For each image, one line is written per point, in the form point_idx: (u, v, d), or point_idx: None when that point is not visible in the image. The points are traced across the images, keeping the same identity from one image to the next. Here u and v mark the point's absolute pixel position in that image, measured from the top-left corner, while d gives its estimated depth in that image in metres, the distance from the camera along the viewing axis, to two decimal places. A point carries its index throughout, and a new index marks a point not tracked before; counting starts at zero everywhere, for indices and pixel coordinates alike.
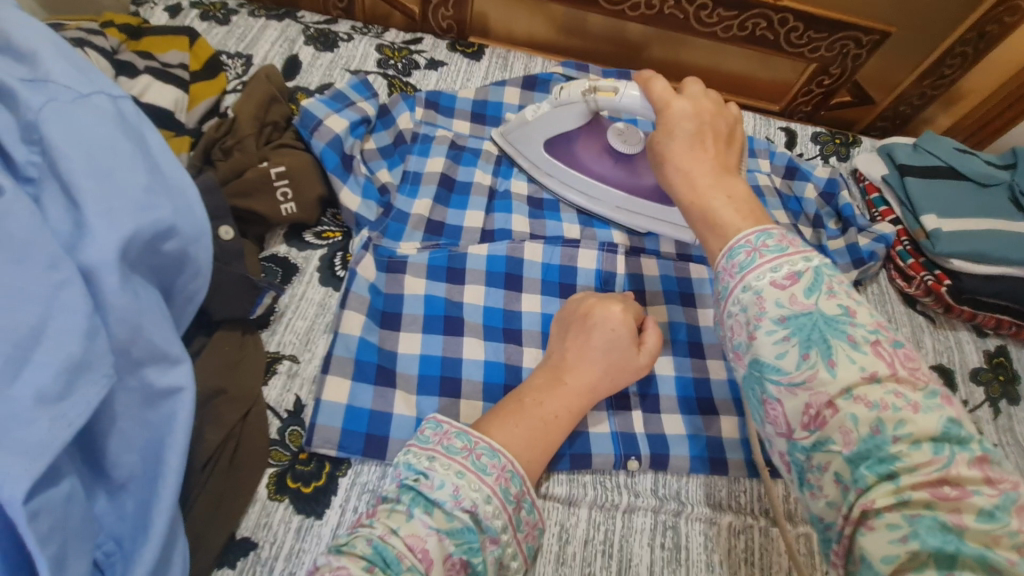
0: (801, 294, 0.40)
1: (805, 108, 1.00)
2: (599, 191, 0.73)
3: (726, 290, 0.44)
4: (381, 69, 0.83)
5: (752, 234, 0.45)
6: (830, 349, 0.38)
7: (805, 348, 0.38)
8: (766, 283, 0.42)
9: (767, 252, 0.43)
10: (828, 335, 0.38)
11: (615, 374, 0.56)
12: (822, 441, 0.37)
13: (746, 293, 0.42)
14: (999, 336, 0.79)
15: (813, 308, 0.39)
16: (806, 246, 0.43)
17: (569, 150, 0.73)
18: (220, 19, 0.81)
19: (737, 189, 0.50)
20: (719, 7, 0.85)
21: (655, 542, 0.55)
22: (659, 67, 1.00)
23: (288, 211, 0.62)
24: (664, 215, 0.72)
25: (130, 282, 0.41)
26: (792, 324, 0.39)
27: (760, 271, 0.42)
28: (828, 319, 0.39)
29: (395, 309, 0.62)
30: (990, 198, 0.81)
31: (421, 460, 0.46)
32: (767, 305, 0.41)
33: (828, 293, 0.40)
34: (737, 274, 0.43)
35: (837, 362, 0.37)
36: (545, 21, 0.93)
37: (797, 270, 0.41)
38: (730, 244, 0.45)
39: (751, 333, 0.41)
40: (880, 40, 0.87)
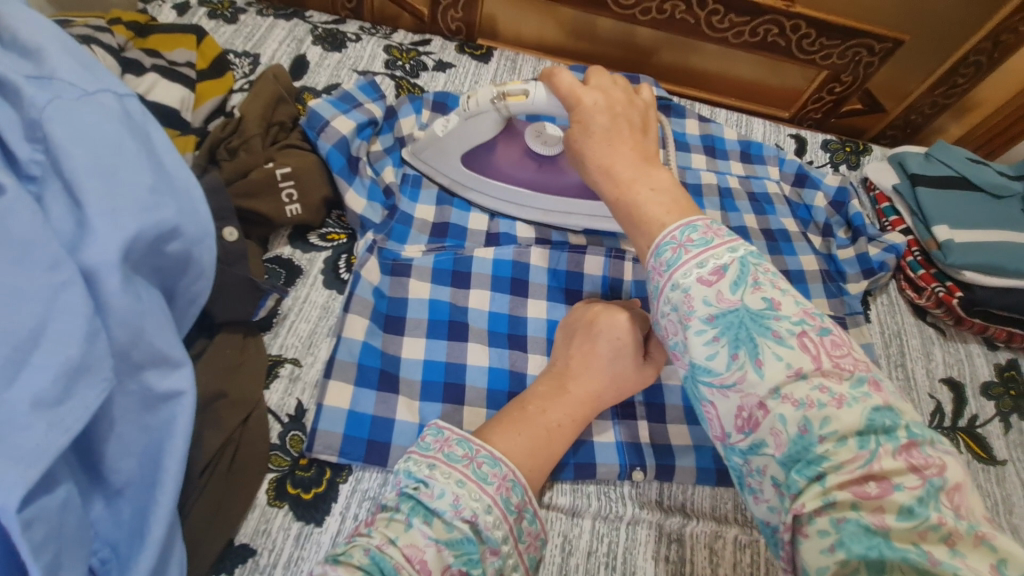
0: (726, 289, 0.39)
1: (815, 116, 0.99)
2: (529, 198, 0.69)
3: (657, 288, 0.43)
4: (389, 70, 0.82)
5: (678, 229, 0.44)
6: (757, 347, 0.37)
7: (733, 347, 0.37)
8: (693, 280, 0.41)
9: (692, 247, 0.42)
10: (755, 333, 0.37)
11: (620, 384, 0.55)
12: (755, 445, 0.36)
13: (676, 291, 0.41)
14: (1010, 349, 0.78)
15: (739, 303, 0.38)
16: (732, 237, 0.42)
17: (488, 162, 0.68)
18: (228, 18, 0.81)
19: (660, 179, 0.50)
20: (731, 12, 0.84)
21: (659, 555, 0.54)
22: (668, 71, 0.99)
23: (293, 213, 0.62)
24: (600, 211, 0.69)
25: (132, 283, 0.40)
26: (720, 322, 0.38)
27: (687, 268, 0.41)
28: (754, 314, 0.38)
29: (400, 313, 0.61)
30: (1003, 210, 0.80)
31: (422, 469, 0.46)
32: (696, 303, 0.40)
33: (754, 286, 0.39)
34: (665, 271, 0.42)
35: (763, 361, 0.36)
36: (554, 24, 0.93)
37: (722, 263, 0.40)
38: (657, 242, 0.45)
39: (682, 332, 0.40)
40: (893, 48, 0.86)
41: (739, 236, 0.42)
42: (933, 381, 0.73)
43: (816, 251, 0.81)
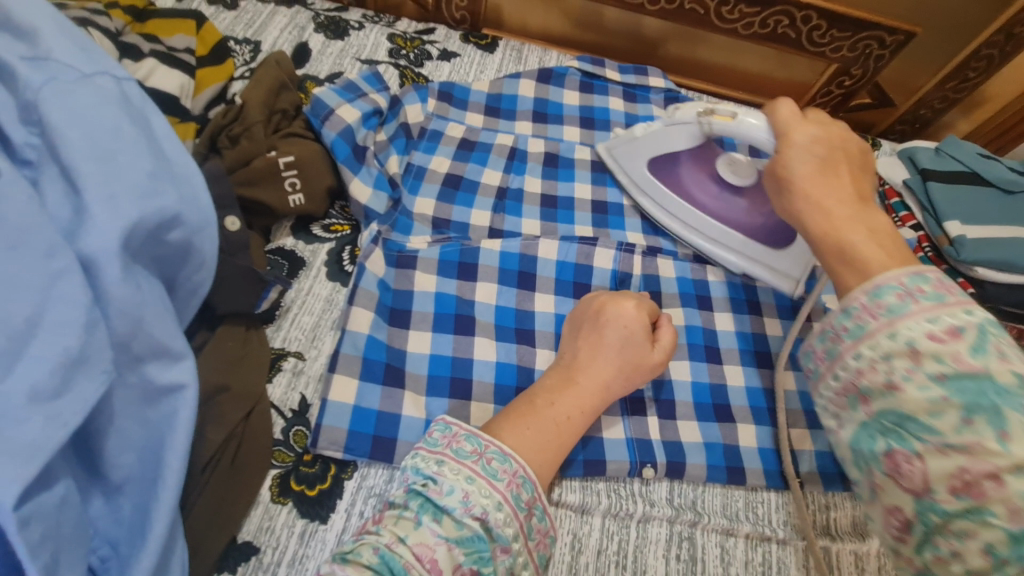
0: (966, 353, 0.35)
1: (822, 110, 0.98)
2: (699, 220, 0.70)
3: (866, 330, 0.40)
4: (393, 58, 0.81)
5: (904, 276, 0.40)
6: (1005, 421, 0.33)
7: (970, 413, 0.33)
8: (919, 334, 0.37)
9: (924, 298, 0.39)
10: (1003, 404, 0.33)
11: (624, 377, 0.54)
12: (976, 511, 0.32)
13: (894, 342, 0.38)
14: None
15: (983, 369, 0.34)
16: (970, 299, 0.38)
17: (673, 172, 0.71)
18: (228, 4, 0.79)
19: (878, 223, 0.47)
20: (740, 3, 0.83)
21: (670, 554, 0.54)
22: (675, 64, 0.97)
23: (296, 203, 0.60)
24: (763, 256, 0.68)
25: (132, 272, 0.38)
26: (954, 384, 0.35)
27: (915, 319, 0.38)
28: (1002, 386, 0.34)
29: (405, 306, 0.60)
30: (1016, 204, 0.79)
31: (430, 465, 0.45)
32: (924, 360, 0.36)
33: (1001, 357, 0.35)
34: (883, 316, 0.39)
35: (1012, 436, 0.32)
36: (560, 15, 0.91)
37: (961, 325, 0.37)
38: (875, 282, 0.41)
39: (899, 382, 0.37)
40: (905, 41, 0.85)
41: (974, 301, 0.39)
42: None
43: None
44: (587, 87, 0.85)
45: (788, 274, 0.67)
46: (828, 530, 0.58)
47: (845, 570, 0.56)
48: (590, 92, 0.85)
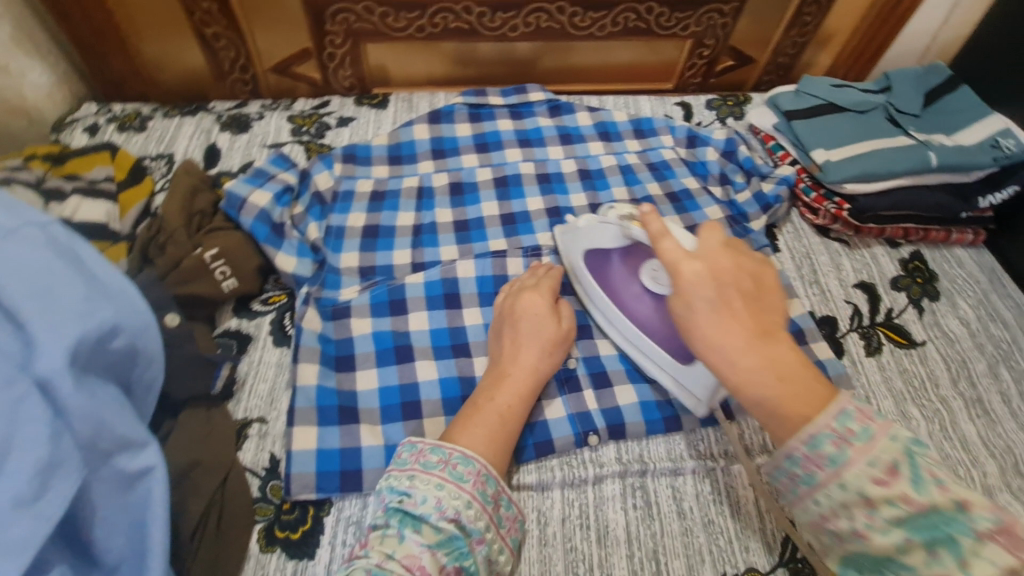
0: (911, 491, 0.39)
1: (695, 80, 1.08)
2: (618, 319, 0.68)
3: (816, 480, 0.43)
4: (296, 137, 0.89)
5: (834, 418, 0.42)
6: (961, 549, 0.37)
7: (931, 547, 0.38)
8: (865, 481, 0.41)
9: (856, 440, 0.41)
10: (954, 533, 0.38)
11: (551, 349, 0.65)
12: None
13: (846, 492, 0.41)
14: (911, 243, 0.88)
15: (929, 505, 0.39)
16: (887, 421, 0.42)
17: (604, 269, 0.70)
18: (137, 127, 0.86)
19: (784, 361, 0.45)
20: (588, 11, 0.92)
21: (627, 505, 0.60)
22: (554, 75, 1.06)
23: (230, 287, 0.67)
24: (671, 367, 0.64)
25: (85, 383, 0.44)
26: (911, 526, 0.39)
27: (856, 467, 0.41)
28: (949, 518, 0.38)
29: (348, 351, 0.67)
30: (871, 120, 0.88)
31: (403, 481, 0.51)
32: (879, 505, 0.40)
33: (939, 486, 0.39)
34: (829, 468, 0.42)
35: (971, 564, 0.36)
36: (440, 58, 0.99)
37: (895, 461, 0.40)
38: (810, 431, 0.43)
39: (861, 529, 0.41)
40: (740, 6, 0.96)
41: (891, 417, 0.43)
42: (847, 288, 0.82)
43: (719, 202, 0.88)
44: (475, 117, 0.94)
45: (694, 394, 0.62)
46: (766, 447, 0.65)
47: None
48: (479, 121, 0.94)
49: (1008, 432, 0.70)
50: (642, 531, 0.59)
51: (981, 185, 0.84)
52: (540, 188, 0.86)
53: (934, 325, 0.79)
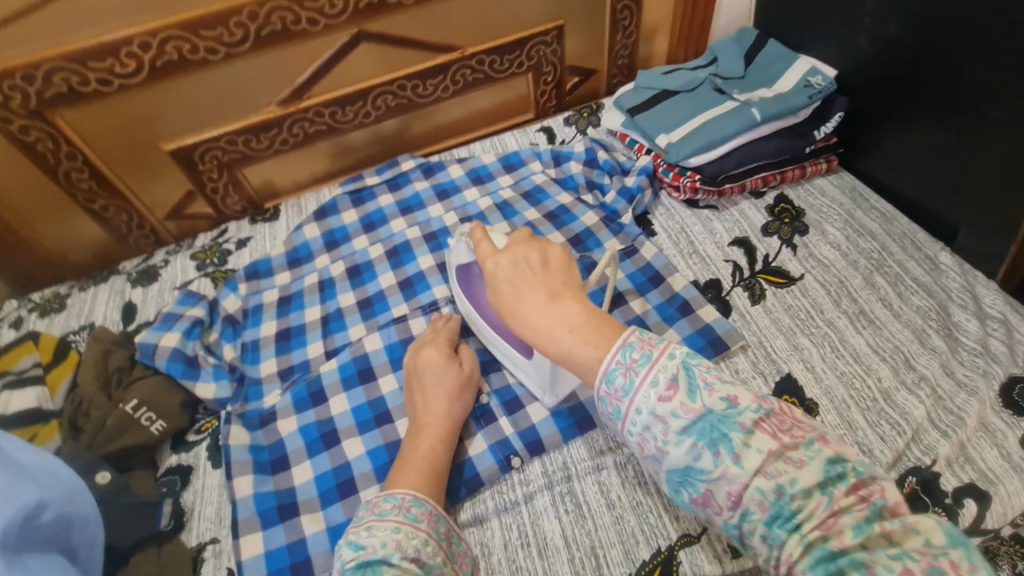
0: (687, 400, 0.45)
1: (551, 103, 1.17)
2: (483, 327, 0.74)
3: (621, 412, 0.48)
4: (201, 270, 0.96)
5: (618, 353, 0.48)
6: (732, 443, 0.43)
7: (712, 446, 0.44)
8: (653, 400, 0.46)
9: (638, 367, 0.47)
10: (725, 430, 0.44)
11: (458, 395, 0.70)
12: (744, 514, 0.43)
13: (643, 415, 0.46)
14: (774, 189, 0.95)
15: (703, 409, 0.45)
16: (664, 345, 0.48)
17: (469, 281, 0.75)
18: (57, 308, 0.93)
19: (571, 314, 0.51)
20: (426, 81, 1.01)
21: (560, 512, 0.65)
22: (426, 139, 1.13)
23: (160, 428, 0.72)
24: (524, 367, 0.71)
25: (18, 561, 0.49)
26: (693, 431, 0.45)
27: (643, 391, 0.46)
28: (719, 417, 0.45)
29: (281, 453, 0.72)
30: (700, 96, 0.97)
31: (360, 535, 0.53)
32: (668, 421, 0.45)
33: (708, 390, 0.46)
34: (625, 398, 0.47)
35: (740, 454, 0.43)
36: (320, 158, 1.05)
37: (672, 376, 0.46)
38: (604, 369, 0.48)
39: (662, 445, 0.46)
40: (559, 33, 1.05)
41: (667, 340, 0.49)
42: (723, 249, 0.88)
43: (593, 207, 0.95)
44: (358, 201, 1.02)
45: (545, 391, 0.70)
46: None
47: None
48: (363, 203, 1.02)
49: (894, 333, 0.75)
50: (577, 531, 0.63)
51: (811, 121, 0.91)
52: (428, 247, 0.93)
53: (808, 257, 0.85)
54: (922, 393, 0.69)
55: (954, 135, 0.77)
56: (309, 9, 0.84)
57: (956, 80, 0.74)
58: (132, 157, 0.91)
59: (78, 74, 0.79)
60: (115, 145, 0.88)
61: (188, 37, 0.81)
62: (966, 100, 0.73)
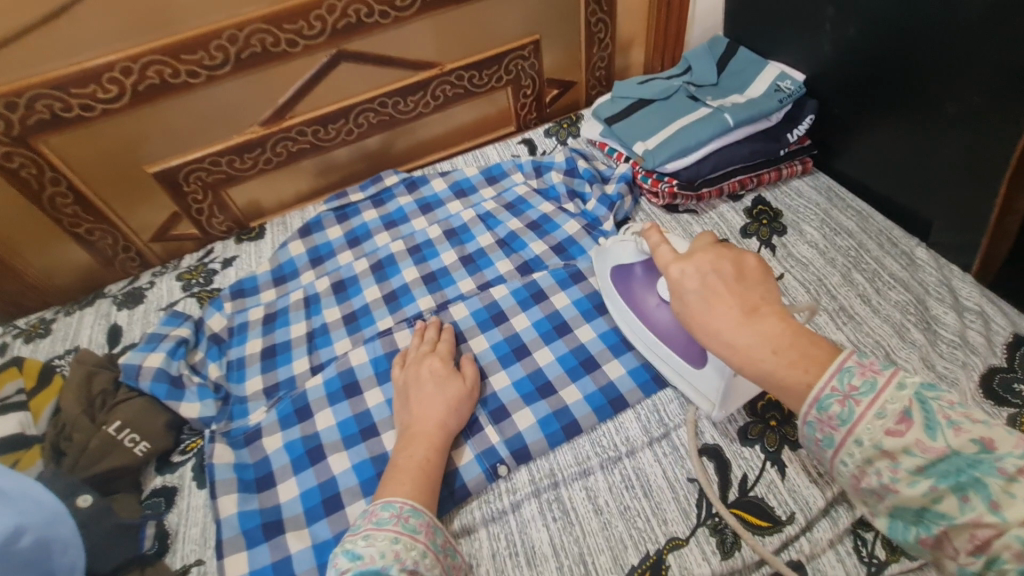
0: (925, 437, 0.42)
1: (531, 116, 1.19)
2: (639, 328, 0.74)
3: (835, 441, 0.45)
4: (187, 291, 0.96)
5: (835, 376, 0.46)
6: (988, 489, 0.39)
7: (960, 491, 0.40)
8: (878, 433, 0.43)
9: (860, 396, 0.45)
10: (978, 473, 0.40)
11: (456, 404, 0.70)
12: (992, 562, 0.38)
13: (864, 448, 0.44)
14: (752, 192, 0.96)
15: (947, 449, 0.41)
16: (892, 372, 0.45)
17: (628, 279, 0.76)
18: (42, 333, 0.93)
19: (770, 330, 0.50)
20: (405, 97, 1.03)
21: (548, 520, 0.64)
22: (409, 155, 1.14)
23: (144, 449, 0.72)
24: (684, 370, 0.69)
25: None
26: (933, 472, 0.41)
27: (867, 421, 0.44)
28: (971, 460, 0.41)
29: (266, 470, 0.71)
30: (676, 103, 0.99)
31: (357, 543, 0.54)
32: (899, 456, 0.42)
33: (953, 428, 0.42)
34: (841, 427, 0.45)
35: (1000, 502, 0.39)
36: (305, 177, 1.06)
37: (903, 409, 0.43)
38: (815, 394, 0.46)
39: (889, 483, 0.43)
40: (536, 47, 1.08)
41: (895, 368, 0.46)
42: None
43: (576, 215, 0.96)
44: (342, 217, 1.02)
45: (706, 397, 0.68)
46: (662, 421, 0.71)
47: (687, 443, 0.68)
48: (347, 219, 1.02)
49: (873, 328, 0.76)
50: (565, 538, 0.63)
51: (783, 124, 0.93)
52: (412, 260, 0.94)
53: (787, 257, 0.86)
54: None
55: (918, 131, 0.78)
56: (288, 31, 0.86)
57: (917, 78, 0.76)
58: (116, 181, 0.91)
59: (60, 100, 0.80)
60: (99, 170, 0.89)
61: (169, 62, 0.82)
62: (927, 99, 0.75)
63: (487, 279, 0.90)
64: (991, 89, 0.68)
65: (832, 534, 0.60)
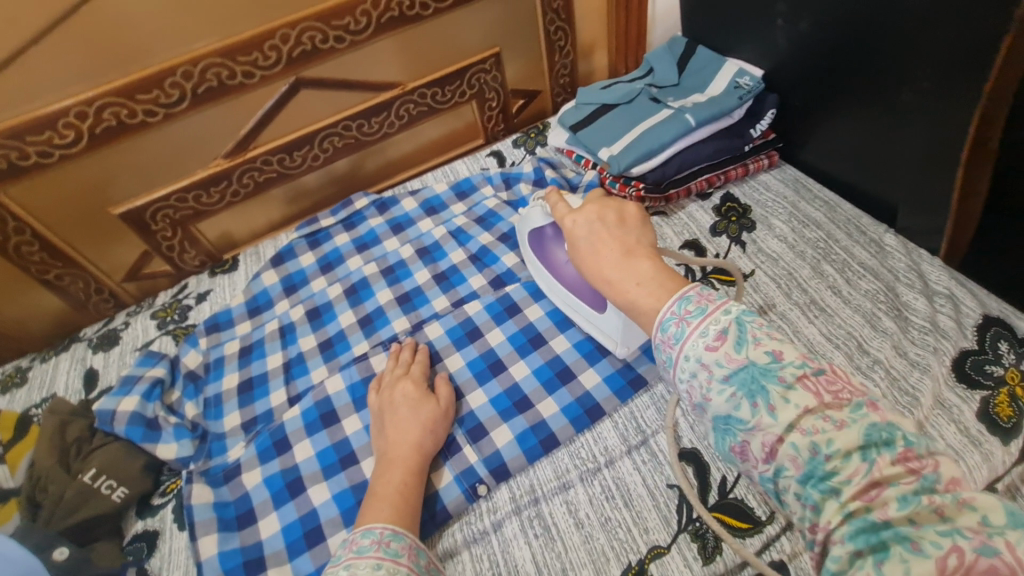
0: (732, 351, 0.42)
1: (499, 128, 1.19)
2: (554, 283, 0.80)
3: (672, 361, 0.45)
4: (162, 329, 0.96)
5: (674, 304, 0.46)
6: (769, 394, 0.39)
7: (750, 398, 0.40)
8: (700, 349, 0.43)
9: (692, 318, 0.44)
10: (765, 382, 0.40)
11: (432, 426, 0.70)
12: (778, 470, 0.38)
13: (689, 363, 0.43)
14: (719, 189, 0.97)
15: (747, 361, 0.41)
16: (723, 299, 0.45)
17: (540, 242, 0.81)
18: (18, 382, 0.92)
19: (644, 269, 0.50)
20: (370, 119, 1.02)
21: (529, 537, 0.64)
22: (380, 175, 1.14)
23: (122, 495, 0.71)
24: (593, 318, 0.76)
25: None
26: (735, 381, 0.41)
27: (692, 340, 0.43)
28: (762, 369, 0.40)
29: (247, 507, 0.71)
30: (638, 106, 0.99)
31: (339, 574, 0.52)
32: (713, 369, 0.42)
33: (755, 343, 0.41)
34: (676, 344, 0.44)
35: (776, 405, 0.39)
36: (276, 205, 1.06)
37: (722, 328, 0.43)
38: (659, 319, 0.46)
39: (705, 394, 0.42)
40: (497, 59, 1.08)
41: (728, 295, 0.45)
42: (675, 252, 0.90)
43: None
44: (314, 244, 1.02)
45: (614, 341, 0.74)
46: (640, 428, 0.71)
47: (666, 449, 0.68)
48: (319, 245, 1.02)
49: (846, 319, 0.76)
50: (548, 554, 0.63)
51: (746, 120, 0.94)
52: (386, 282, 0.94)
53: (757, 253, 0.86)
54: (877, 375, 0.70)
55: (877, 119, 0.79)
56: (243, 63, 0.86)
57: (873, 68, 0.76)
58: (84, 225, 0.91)
59: (17, 150, 0.80)
60: (63, 215, 0.89)
61: (124, 102, 0.82)
62: (883, 86, 0.76)
63: (461, 296, 0.90)
64: (940, 75, 0.68)
65: None
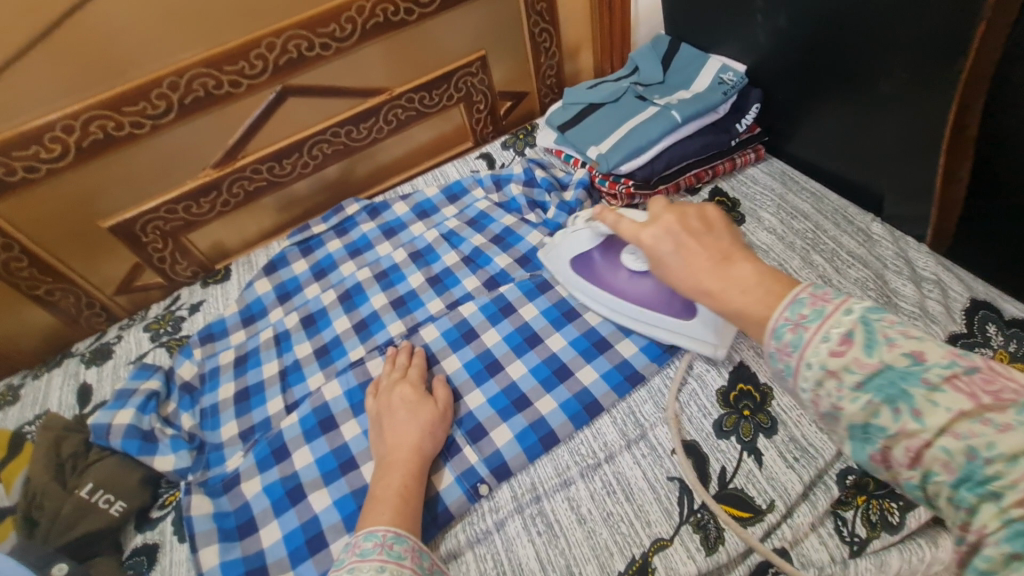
0: (863, 355, 0.39)
1: (488, 130, 1.20)
2: (620, 303, 0.78)
3: (792, 368, 0.42)
4: (156, 341, 0.95)
5: (786, 310, 0.44)
6: (913, 399, 0.36)
7: (891, 403, 0.37)
8: (823, 354, 0.40)
9: (809, 322, 0.42)
10: (908, 386, 0.37)
11: (431, 428, 0.70)
12: (927, 475, 0.36)
13: (813, 370, 0.40)
14: (708, 184, 0.98)
15: (882, 364, 0.38)
16: (842, 298, 0.42)
17: (591, 266, 0.81)
18: (9, 400, 0.91)
19: (744, 276, 0.49)
20: (358, 125, 1.02)
21: (532, 535, 0.64)
22: (371, 181, 1.14)
23: (120, 509, 0.71)
24: (677, 325, 0.74)
25: None
26: (871, 387, 0.38)
27: (814, 346, 0.41)
28: (903, 372, 0.37)
29: (246, 516, 0.71)
30: (625, 104, 1.00)
31: None
32: (841, 375, 0.39)
33: (889, 344, 0.39)
34: (794, 352, 0.42)
35: (923, 410, 0.36)
36: (267, 214, 1.06)
37: (847, 330, 0.40)
38: (772, 326, 0.44)
39: (836, 402, 0.39)
40: (483, 63, 1.08)
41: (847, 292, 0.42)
42: None
43: (537, 225, 0.97)
44: (306, 250, 1.02)
45: (706, 341, 0.72)
46: (637, 422, 0.71)
47: (664, 442, 0.69)
48: (311, 251, 1.02)
49: None
50: (551, 551, 0.63)
51: (731, 114, 0.95)
52: (380, 286, 0.94)
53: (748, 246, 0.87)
54: None
55: (859, 110, 0.80)
56: (230, 72, 0.86)
57: (852, 60, 0.77)
58: (73, 240, 0.91)
59: (3, 165, 0.79)
60: (52, 230, 0.88)
61: (112, 115, 0.82)
62: (863, 78, 0.77)
63: (455, 297, 0.90)
64: (918, 66, 0.70)
65: (812, 518, 0.61)
